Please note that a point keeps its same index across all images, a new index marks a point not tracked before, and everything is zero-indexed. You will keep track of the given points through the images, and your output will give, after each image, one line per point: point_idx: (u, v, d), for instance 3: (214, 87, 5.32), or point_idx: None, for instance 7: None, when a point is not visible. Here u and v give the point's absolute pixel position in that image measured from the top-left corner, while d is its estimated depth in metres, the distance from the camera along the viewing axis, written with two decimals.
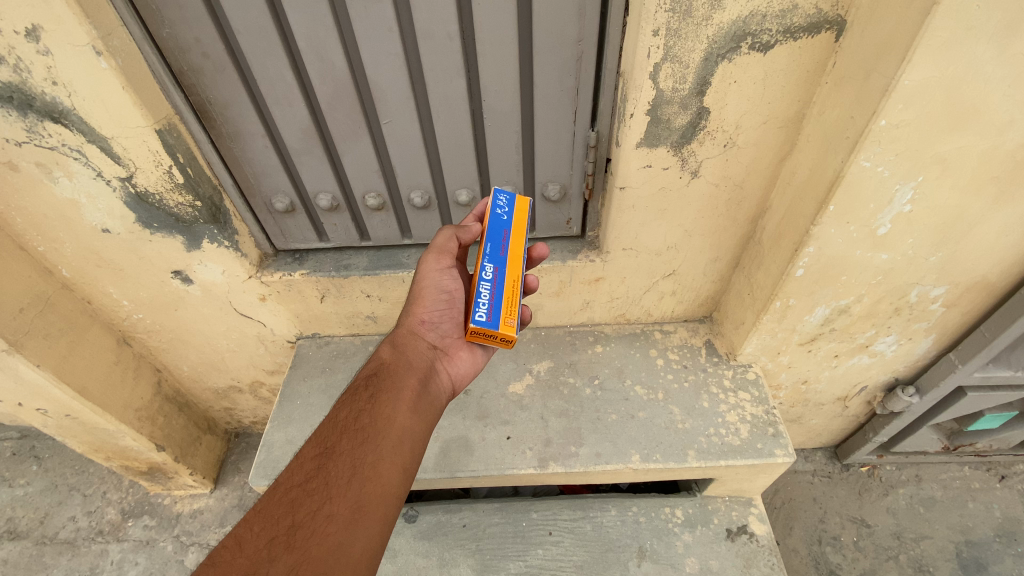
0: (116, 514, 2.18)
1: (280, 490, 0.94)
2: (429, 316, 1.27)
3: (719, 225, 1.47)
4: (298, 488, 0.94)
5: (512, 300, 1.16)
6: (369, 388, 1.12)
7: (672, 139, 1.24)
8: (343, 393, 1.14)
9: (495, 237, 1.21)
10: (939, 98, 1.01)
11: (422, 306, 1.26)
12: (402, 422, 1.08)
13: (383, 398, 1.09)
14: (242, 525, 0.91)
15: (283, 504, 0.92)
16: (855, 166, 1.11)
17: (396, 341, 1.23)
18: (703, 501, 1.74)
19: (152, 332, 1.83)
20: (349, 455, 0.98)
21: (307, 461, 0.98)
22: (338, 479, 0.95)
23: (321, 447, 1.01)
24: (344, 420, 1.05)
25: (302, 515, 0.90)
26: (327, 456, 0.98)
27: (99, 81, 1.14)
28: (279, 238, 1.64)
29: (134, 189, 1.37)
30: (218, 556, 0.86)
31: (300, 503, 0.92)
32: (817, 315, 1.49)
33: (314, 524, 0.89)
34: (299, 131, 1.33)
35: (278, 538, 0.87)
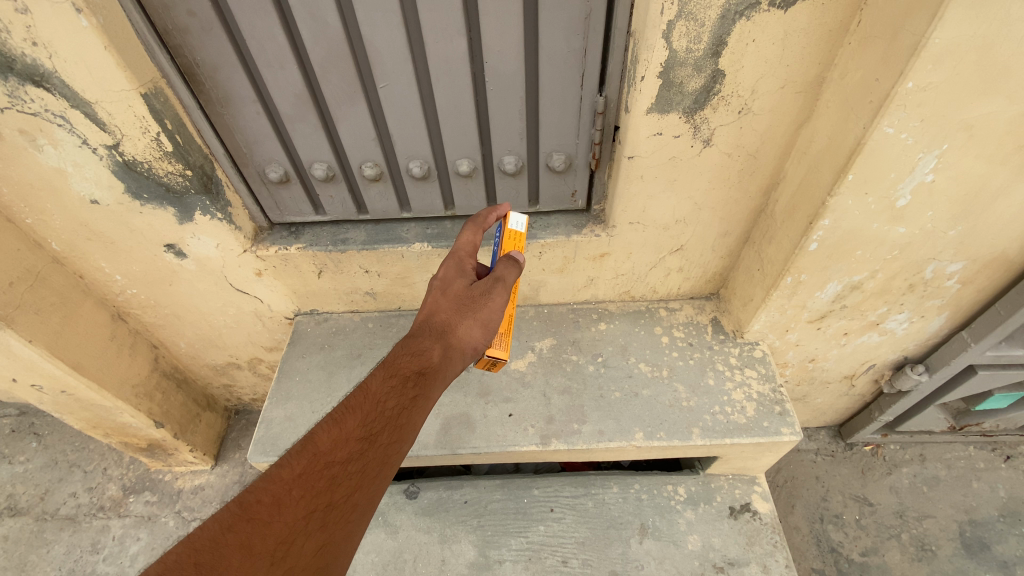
0: (116, 490, 2.18)
1: (322, 460, 0.92)
2: (482, 345, 1.13)
3: (730, 197, 1.42)
4: (339, 467, 0.92)
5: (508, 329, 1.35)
6: (416, 390, 1.02)
7: (684, 105, 1.18)
8: (388, 373, 1.04)
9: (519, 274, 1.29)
10: (972, 57, 0.94)
11: (481, 332, 1.12)
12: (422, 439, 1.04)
13: (422, 412, 1.02)
14: (280, 484, 0.89)
15: (324, 478, 0.90)
16: (878, 133, 1.05)
17: (449, 350, 1.08)
18: (706, 478, 1.73)
19: (147, 308, 1.79)
20: (385, 451, 0.95)
21: (351, 440, 0.95)
22: (372, 471, 0.93)
23: (365, 428, 0.96)
24: (388, 410, 0.99)
25: (339, 497, 0.89)
26: (368, 444, 0.95)
27: (81, 40, 1.08)
28: (274, 211, 1.59)
29: (121, 157, 1.31)
30: (257, 512, 0.86)
31: (339, 483, 0.91)
32: (828, 291, 1.45)
33: (346, 510, 0.89)
34: (293, 96, 1.27)
35: (315, 512, 0.87)
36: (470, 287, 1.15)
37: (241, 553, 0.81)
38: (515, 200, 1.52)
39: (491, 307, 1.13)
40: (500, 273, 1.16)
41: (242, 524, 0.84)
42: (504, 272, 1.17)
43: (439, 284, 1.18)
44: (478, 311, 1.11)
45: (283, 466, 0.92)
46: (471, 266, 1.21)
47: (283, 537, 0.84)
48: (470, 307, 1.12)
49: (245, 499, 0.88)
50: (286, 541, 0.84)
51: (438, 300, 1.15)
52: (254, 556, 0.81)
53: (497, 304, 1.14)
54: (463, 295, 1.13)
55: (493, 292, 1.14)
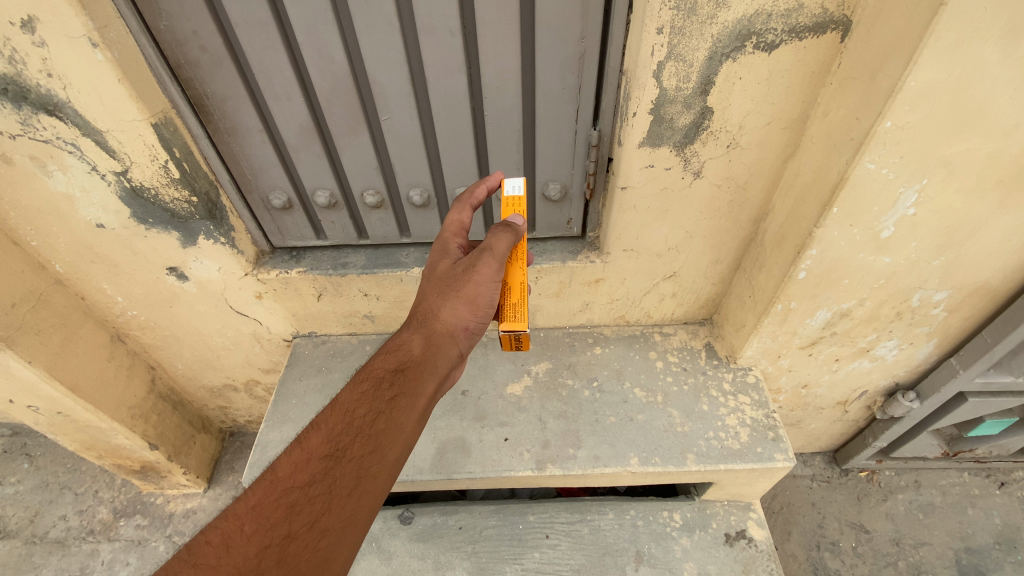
0: (107, 513, 2.16)
1: (279, 489, 0.91)
2: (475, 324, 1.14)
3: (720, 226, 1.46)
4: (299, 492, 0.91)
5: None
6: (394, 385, 1.04)
7: (674, 139, 1.23)
8: (365, 377, 1.06)
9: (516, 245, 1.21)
10: (946, 100, 0.99)
11: (472, 310, 1.12)
12: (412, 433, 1.02)
13: (404, 406, 1.02)
14: (233, 521, 0.88)
15: (280, 508, 0.89)
16: (860, 168, 1.10)
17: (432, 338, 1.11)
18: (702, 505, 1.73)
19: (146, 329, 1.81)
20: (356, 464, 0.94)
21: (313, 460, 0.94)
22: (341, 488, 0.92)
23: (330, 446, 0.96)
24: (360, 419, 0.99)
25: (299, 525, 0.88)
26: (333, 461, 0.94)
27: (95, 73, 1.13)
28: (276, 235, 1.62)
29: (129, 184, 1.35)
30: (204, 555, 0.84)
31: (299, 510, 0.89)
32: (818, 318, 1.48)
33: (309, 538, 0.87)
34: (298, 127, 1.31)
35: (270, 547, 0.85)
36: (453, 268, 1.15)
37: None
38: None
39: (476, 281, 1.11)
40: (488, 243, 1.13)
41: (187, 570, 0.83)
42: (493, 241, 1.13)
43: (426, 272, 1.20)
44: (462, 289, 1.11)
45: (238, 502, 0.91)
46: (456, 246, 1.21)
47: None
48: (453, 287, 1.12)
49: (195, 543, 0.87)
50: None
51: (425, 288, 1.18)
52: None
53: (485, 276, 1.11)
54: (446, 277, 1.14)
55: (478, 263, 1.11)
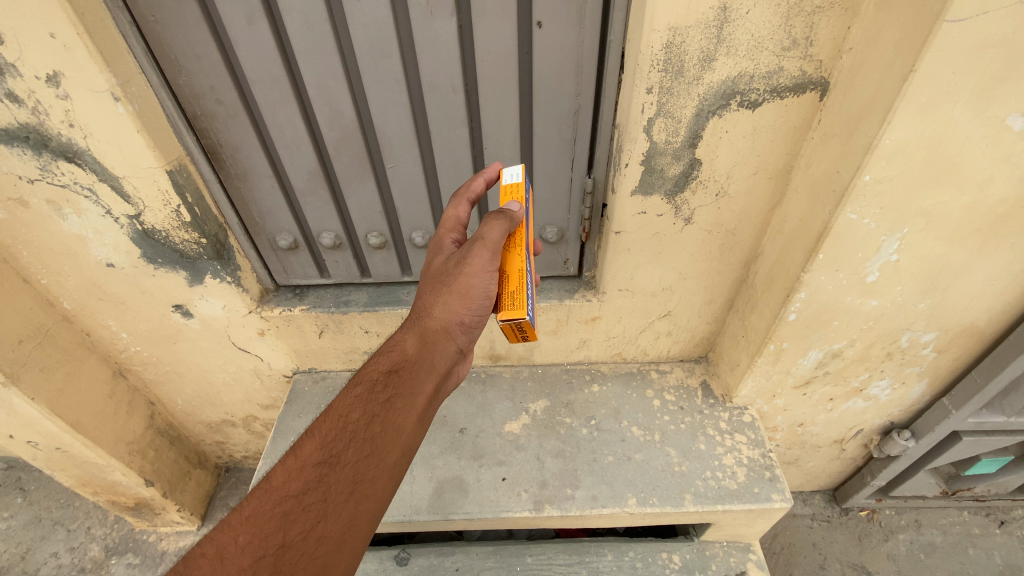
0: (99, 551, 2.12)
1: (273, 498, 0.91)
2: (470, 318, 1.12)
3: (713, 268, 1.50)
4: (294, 500, 0.90)
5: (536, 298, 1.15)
6: (388, 387, 1.04)
7: (665, 188, 1.29)
8: (358, 381, 1.06)
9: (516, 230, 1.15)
10: (921, 156, 1.05)
11: (466, 304, 1.10)
12: (411, 433, 1.02)
13: (399, 406, 1.02)
14: (226, 532, 0.87)
15: (275, 518, 0.88)
16: (842, 218, 1.15)
17: (426, 337, 1.11)
18: (701, 546, 1.71)
19: (148, 365, 1.83)
20: (352, 469, 0.94)
21: (307, 467, 0.94)
22: (337, 494, 0.92)
23: (325, 452, 0.95)
24: (354, 422, 0.99)
25: (294, 534, 0.87)
26: (328, 467, 0.94)
27: (115, 124, 1.19)
28: (281, 274, 1.66)
29: (141, 226, 1.40)
30: (197, 567, 0.83)
31: (294, 518, 0.89)
32: (811, 358, 1.51)
33: (304, 546, 0.87)
34: (306, 173, 1.37)
35: (264, 558, 0.84)
36: (446, 264, 1.14)
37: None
38: None
39: (469, 274, 1.08)
40: (480, 233, 1.10)
41: None
42: (486, 231, 1.09)
43: (423, 271, 1.20)
44: (453, 283, 1.09)
45: (231, 512, 0.90)
46: (450, 241, 1.18)
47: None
48: (445, 282, 1.10)
49: (187, 557, 0.85)
50: None
51: (420, 286, 1.18)
52: None
53: (478, 267, 1.08)
54: (439, 273, 1.13)
55: (470, 256, 1.08)
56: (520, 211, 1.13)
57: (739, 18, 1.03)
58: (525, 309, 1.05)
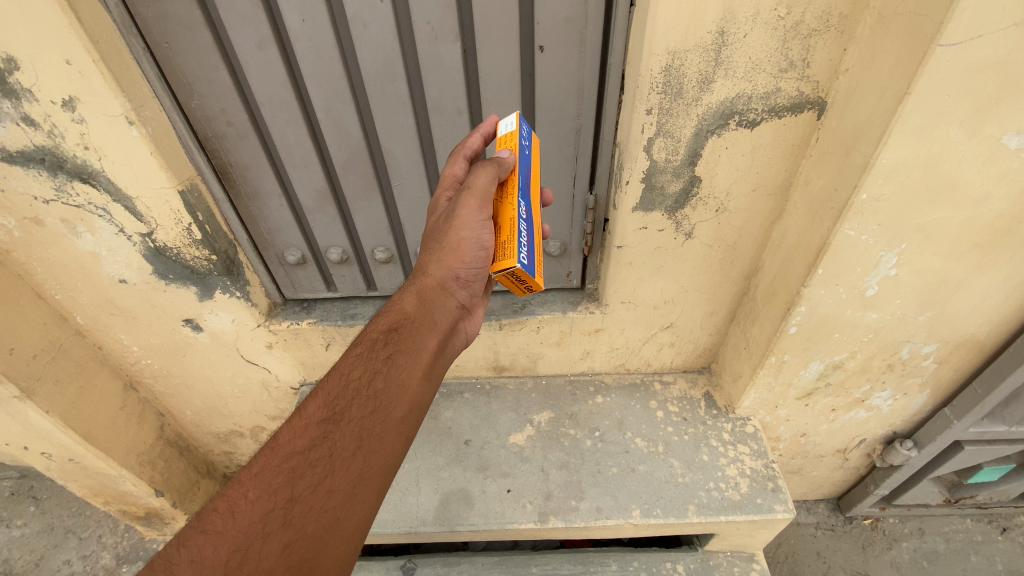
0: (110, 559, 2.15)
1: (280, 455, 0.93)
2: (464, 273, 1.13)
3: (714, 281, 1.52)
4: (300, 457, 0.92)
5: (536, 246, 1.15)
6: (388, 345, 1.05)
7: (666, 204, 1.32)
8: (358, 341, 1.07)
9: (523, 173, 1.10)
10: (916, 175, 1.07)
11: (459, 258, 1.10)
12: (415, 389, 1.04)
13: (400, 363, 1.03)
14: (238, 488, 0.90)
15: (282, 473, 0.90)
16: (841, 235, 1.17)
17: (424, 295, 1.12)
18: (705, 556, 1.72)
19: (159, 377, 1.86)
20: (356, 425, 0.96)
21: (311, 425, 0.95)
22: (342, 450, 0.94)
23: (329, 409, 0.97)
24: (356, 380, 1.00)
25: (302, 488, 0.90)
26: (333, 424, 0.95)
27: (129, 147, 1.22)
28: (288, 288, 1.69)
29: (153, 244, 1.43)
30: (212, 521, 0.87)
31: (300, 474, 0.91)
32: (812, 370, 1.52)
33: (313, 499, 0.89)
34: (315, 192, 1.41)
35: (274, 511, 0.87)
36: (439, 221, 1.14)
37: (193, 566, 0.82)
38: None
39: (459, 227, 1.08)
40: (469, 181, 1.08)
41: (197, 536, 0.86)
42: (476, 180, 1.07)
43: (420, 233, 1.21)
44: (445, 238, 1.09)
45: (240, 470, 0.92)
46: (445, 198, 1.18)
47: (239, 542, 0.84)
48: (438, 238, 1.11)
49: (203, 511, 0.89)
50: (245, 547, 0.84)
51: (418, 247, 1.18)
52: (209, 567, 0.82)
53: (468, 219, 1.08)
54: (432, 230, 1.13)
55: (459, 208, 1.08)
56: (513, 157, 1.08)
57: (736, 42, 1.05)
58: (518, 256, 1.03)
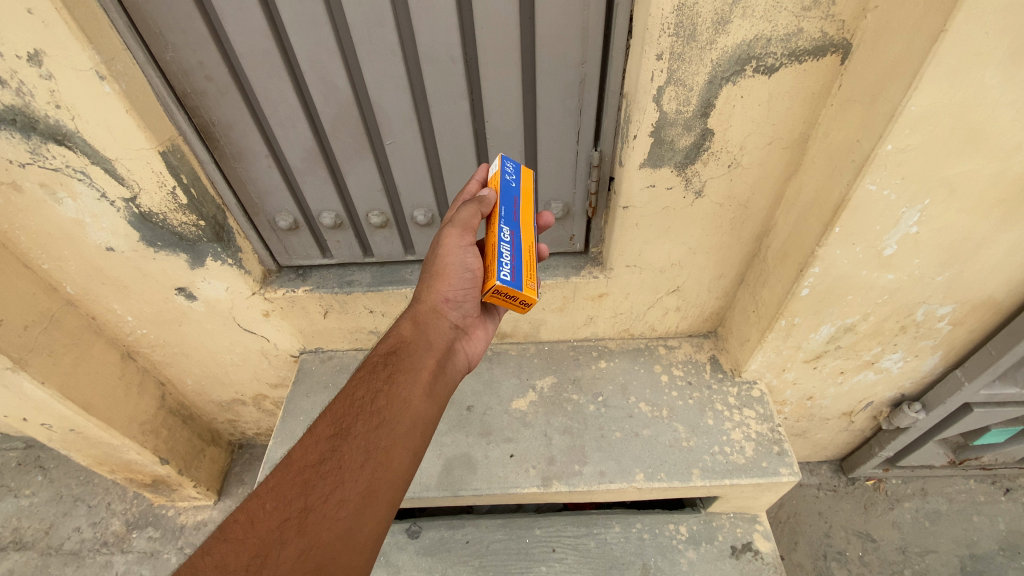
0: (120, 525, 2.21)
1: (293, 468, 0.91)
2: (453, 294, 1.15)
3: (724, 242, 1.46)
4: (312, 469, 0.90)
5: (529, 262, 1.09)
6: (388, 364, 1.05)
7: (676, 160, 1.24)
8: (360, 367, 1.08)
9: (509, 201, 1.11)
10: (946, 124, 1.00)
11: (446, 282, 1.13)
12: (418, 405, 1.01)
13: (401, 381, 1.02)
14: (255, 500, 0.88)
15: (296, 485, 0.88)
16: (861, 190, 1.10)
17: (418, 318, 1.13)
18: (708, 517, 1.73)
19: (156, 347, 1.84)
20: (364, 438, 0.94)
21: (321, 440, 0.94)
22: (352, 462, 0.91)
23: (337, 425, 0.95)
24: (360, 398, 1.00)
25: (315, 498, 0.87)
26: (341, 438, 0.94)
27: (103, 105, 1.14)
28: (282, 254, 1.63)
29: (137, 209, 1.37)
30: (233, 531, 0.85)
31: (313, 485, 0.88)
32: (822, 333, 1.48)
33: (326, 508, 0.86)
34: (303, 151, 1.33)
35: (290, 520, 0.85)
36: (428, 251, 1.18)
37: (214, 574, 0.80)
38: None
39: (443, 253, 1.11)
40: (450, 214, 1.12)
41: (218, 545, 0.84)
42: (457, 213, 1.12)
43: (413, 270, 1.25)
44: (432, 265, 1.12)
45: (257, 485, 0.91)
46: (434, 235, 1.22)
47: (257, 550, 0.82)
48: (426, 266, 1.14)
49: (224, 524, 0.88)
50: (263, 554, 0.81)
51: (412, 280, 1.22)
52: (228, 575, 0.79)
53: (451, 244, 1.11)
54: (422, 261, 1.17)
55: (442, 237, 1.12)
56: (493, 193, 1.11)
57: None
58: (497, 273, 1.01)
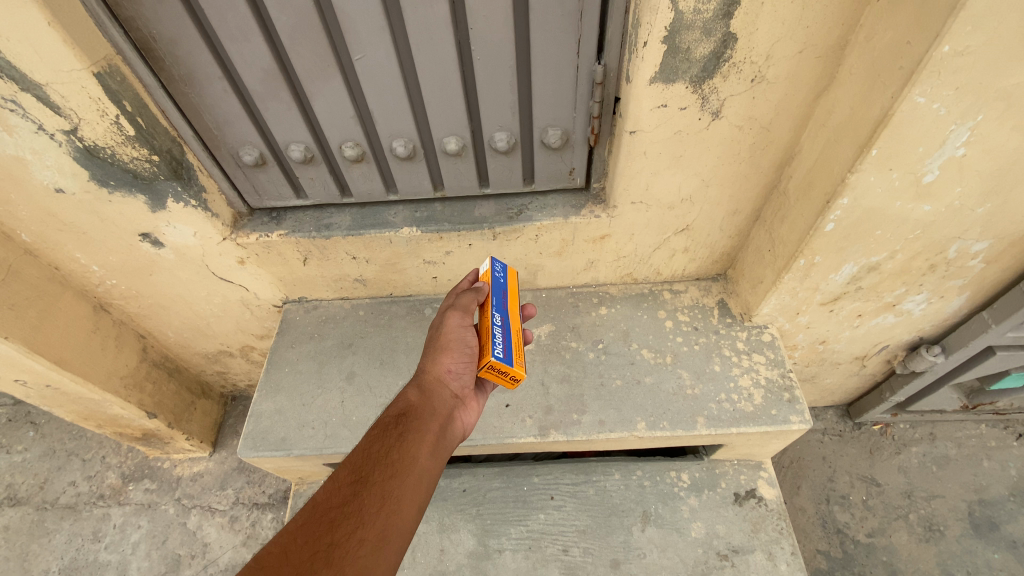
0: (116, 478, 2.21)
1: (317, 507, 0.83)
2: (457, 367, 1.13)
3: (740, 173, 1.31)
4: (337, 510, 0.83)
5: (518, 344, 1.11)
6: (400, 424, 1.00)
7: (691, 73, 1.07)
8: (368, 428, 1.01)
9: (500, 293, 1.17)
10: (1021, 17, 0.83)
11: (450, 355, 1.12)
12: (429, 465, 0.96)
13: (413, 438, 0.97)
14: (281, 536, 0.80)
15: (321, 522, 0.81)
16: (907, 103, 0.94)
17: (424, 385, 1.09)
18: (710, 464, 1.68)
19: (129, 298, 1.73)
20: (384, 487, 0.88)
21: (342, 485, 0.87)
22: (372, 508, 0.84)
23: (356, 471, 0.89)
24: (377, 450, 0.94)
25: (341, 535, 0.80)
26: (362, 483, 0.87)
27: (20, 17, 0.98)
28: (252, 196, 1.48)
29: (82, 143, 1.22)
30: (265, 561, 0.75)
31: (338, 523, 0.81)
32: (844, 273, 1.35)
33: (350, 546, 0.79)
34: (261, 71, 1.15)
35: (317, 554, 0.77)
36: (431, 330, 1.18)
37: None
38: (510, 180, 1.41)
39: (448, 328, 1.12)
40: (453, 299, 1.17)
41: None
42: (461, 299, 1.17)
43: None
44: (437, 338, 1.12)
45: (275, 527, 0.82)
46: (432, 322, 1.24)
47: None
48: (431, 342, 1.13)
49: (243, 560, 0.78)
50: None
51: None
52: None
53: (456, 323, 1.13)
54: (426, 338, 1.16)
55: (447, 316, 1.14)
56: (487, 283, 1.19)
57: None
58: (494, 347, 1.03)
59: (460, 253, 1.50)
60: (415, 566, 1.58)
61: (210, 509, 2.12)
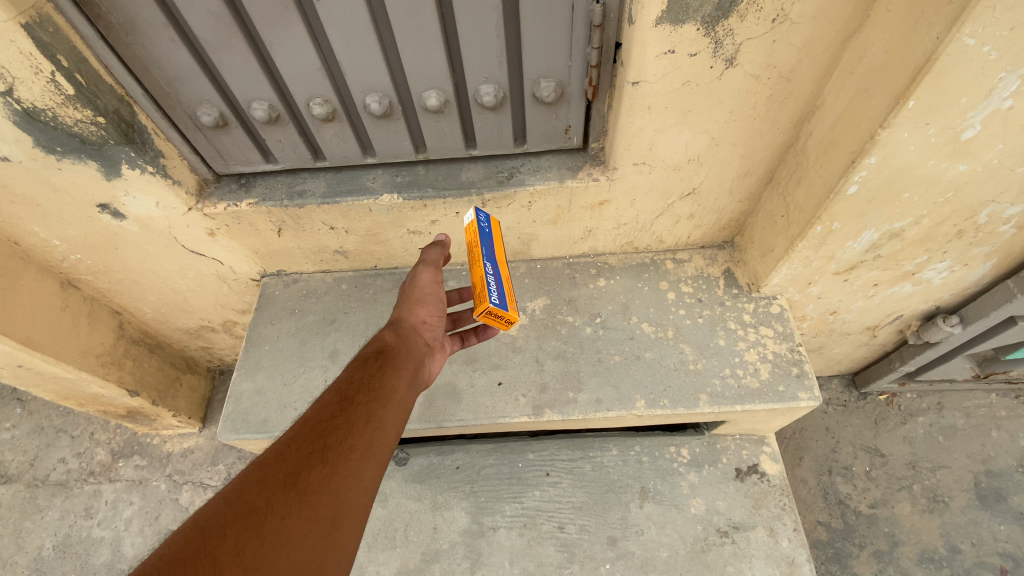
0: (106, 454, 2.17)
1: (304, 422, 0.80)
2: (431, 318, 1.10)
3: (755, 130, 1.18)
4: (326, 423, 0.80)
5: (510, 290, 1.05)
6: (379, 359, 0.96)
7: (704, 13, 0.93)
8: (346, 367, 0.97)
9: (489, 242, 1.07)
10: None
11: (423, 306, 1.10)
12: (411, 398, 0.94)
13: (395, 369, 0.94)
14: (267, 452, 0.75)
15: (312, 433, 0.78)
16: (955, 45, 0.81)
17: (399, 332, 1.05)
18: (712, 439, 1.62)
19: (98, 273, 1.63)
20: (372, 406, 0.85)
21: (328, 404, 0.84)
22: (361, 423, 0.81)
23: (341, 393, 0.86)
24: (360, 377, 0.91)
25: (334, 442, 0.77)
26: (350, 402, 0.84)
27: None
28: (217, 161, 1.35)
29: (18, 105, 1.08)
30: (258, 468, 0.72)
31: (329, 433, 0.78)
32: (863, 240, 1.24)
33: (344, 452, 0.76)
34: (209, 15, 1.00)
35: (313, 457, 0.74)
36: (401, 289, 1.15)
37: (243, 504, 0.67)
38: (499, 140, 1.27)
39: (421, 281, 1.11)
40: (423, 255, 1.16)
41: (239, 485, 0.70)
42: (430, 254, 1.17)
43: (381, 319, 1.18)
44: (410, 291, 1.10)
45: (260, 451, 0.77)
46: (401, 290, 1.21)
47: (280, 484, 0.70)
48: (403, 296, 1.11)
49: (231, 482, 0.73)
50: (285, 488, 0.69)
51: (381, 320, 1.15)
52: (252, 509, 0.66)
53: (428, 278, 1.12)
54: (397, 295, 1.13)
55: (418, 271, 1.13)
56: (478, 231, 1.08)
57: None
58: (490, 296, 0.97)
59: (447, 222, 1.39)
60: (408, 544, 1.55)
61: (202, 485, 2.09)
